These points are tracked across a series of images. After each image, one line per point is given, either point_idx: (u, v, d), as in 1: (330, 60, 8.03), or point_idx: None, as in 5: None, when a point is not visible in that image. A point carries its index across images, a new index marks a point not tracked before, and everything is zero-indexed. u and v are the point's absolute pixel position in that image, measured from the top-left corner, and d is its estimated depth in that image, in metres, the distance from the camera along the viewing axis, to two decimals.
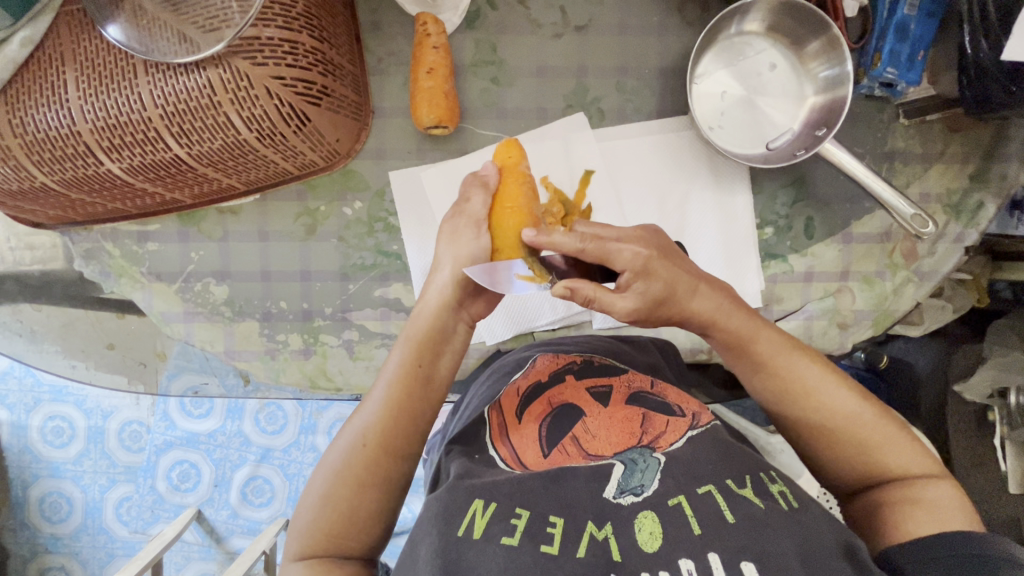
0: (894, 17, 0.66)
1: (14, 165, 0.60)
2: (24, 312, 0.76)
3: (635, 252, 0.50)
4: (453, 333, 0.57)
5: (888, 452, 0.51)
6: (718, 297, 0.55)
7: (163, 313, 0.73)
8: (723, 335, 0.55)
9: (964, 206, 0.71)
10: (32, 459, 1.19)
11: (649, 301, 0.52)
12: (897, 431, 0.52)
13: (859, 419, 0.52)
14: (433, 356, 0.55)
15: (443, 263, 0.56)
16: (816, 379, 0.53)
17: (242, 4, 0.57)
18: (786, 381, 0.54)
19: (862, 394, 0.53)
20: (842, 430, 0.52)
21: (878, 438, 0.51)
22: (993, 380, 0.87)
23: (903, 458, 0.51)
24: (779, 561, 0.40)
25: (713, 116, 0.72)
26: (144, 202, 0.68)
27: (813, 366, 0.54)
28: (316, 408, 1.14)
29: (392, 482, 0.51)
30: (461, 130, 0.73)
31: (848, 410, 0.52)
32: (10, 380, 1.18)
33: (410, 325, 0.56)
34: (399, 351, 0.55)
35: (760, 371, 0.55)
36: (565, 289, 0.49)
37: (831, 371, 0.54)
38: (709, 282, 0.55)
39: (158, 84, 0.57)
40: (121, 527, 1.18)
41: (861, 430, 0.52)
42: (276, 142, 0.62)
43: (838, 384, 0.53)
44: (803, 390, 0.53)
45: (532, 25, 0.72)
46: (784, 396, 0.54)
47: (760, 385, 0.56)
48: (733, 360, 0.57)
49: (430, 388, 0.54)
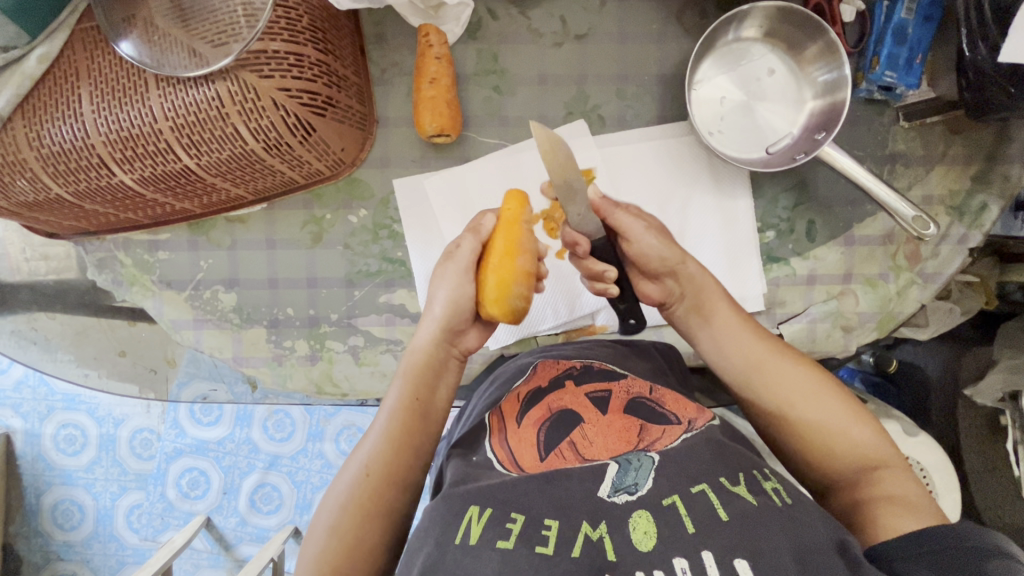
0: (892, 21, 0.67)
1: (30, 177, 0.62)
2: (40, 321, 0.78)
3: None
4: (447, 366, 0.60)
5: (850, 428, 0.54)
6: (694, 277, 0.62)
7: (173, 320, 0.74)
8: (693, 305, 0.63)
9: (967, 208, 0.71)
10: (45, 467, 1.21)
11: None
12: (857, 411, 0.55)
13: (820, 395, 0.56)
14: (429, 388, 0.58)
15: (436, 299, 0.59)
16: (779, 357, 0.59)
17: (250, 18, 0.59)
18: (753, 359, 0.59)
19: (821, 373, 0.58)
20: (810, 406, 0.56)
21: (841, 414, 0.55)
22: (1003, 383, 0.84)
23: (863, 435, 0.54)
24: (773, 559, 0.40)
25: (713, 121, 0.73)
26: (155, 211, 0.70)
27: (776, 349, 0.60)
28: (324, 415, 1.15)
29: (397, 495, 0.53)
30: (463, 138, 0.74)
31: (811, 385, 0.57)
32: (24, 389, 1.20)
33: (405, 360, 0.59)
34: (396, 384, 0.57)
35: (730, 345, 0.61)
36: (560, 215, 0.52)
37: (792, 353, 0.59)
38: (686, 267, 0.62)
39: (168, 97, 0.59)
40: (132, 534, 1.19)
41: (826, 406, 0.56)
42: (282, 152, 0.64)
43: (799, 363, 0.58)
44: (768, 365, 0.58)
45: (533, 34, 0.74)
46: (753, 371, 0.59)
47: (729, 364, 0.60)
48: (703, 334, 0.63)
49: (428, 419, 0.56)
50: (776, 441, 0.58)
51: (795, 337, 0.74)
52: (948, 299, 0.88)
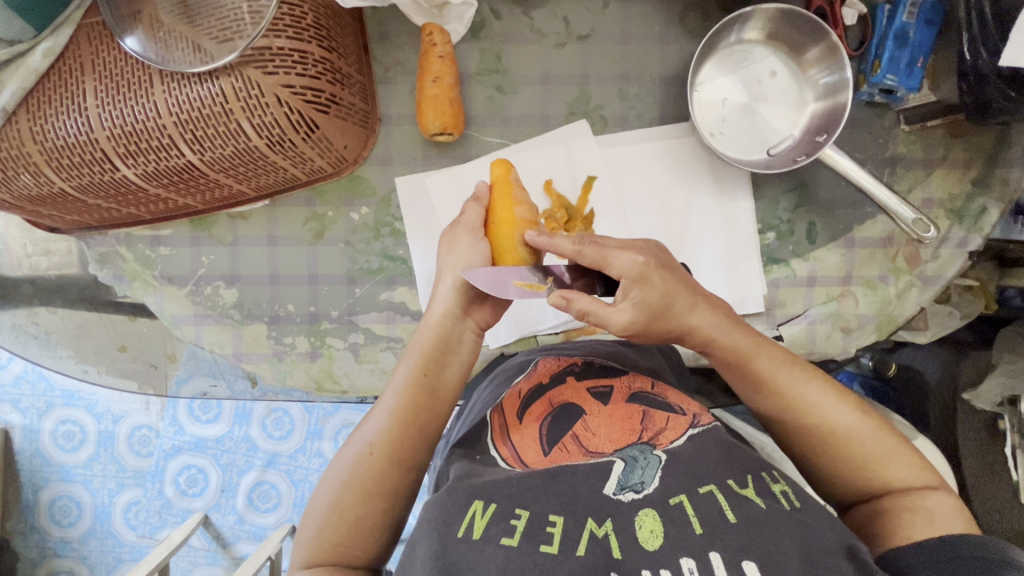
0: (894, 24, 0.68)
1: (34, 171, 0.62)
2: (41, 316, 0.78)
3: (631, 260, 0.51)
4: (460, 341, 0.59)
5: (887, 465, 0.52)
6: (718, 316, 0.56)
7: (174, 316, 0.74)
8: (723, 351, 0.57)
9: (967, 211, 0.71)
10: (43, 463, 1.21)
11: (646, 313, 0.53)
12: (896, 444, 0.53)
13: (860, 435, 0.53)
14: (439, 364, 0.57)
15: (445, 272, 0.59)
16: (815, 395, 0.54)
17: (255, 15, 0.59)
18: (788, 400, 0.55)
19: (860, 407, 0.54)
20: (845, 442, 0.53)
21: (877, 452, 0.52)
22: (1003, 387, 0.87)
23: (902, 471, 0.52)
24: (779, 559, 0.40)
25: (714, 122, 0.73)
26: (157, 207, 0.70)
27: (812, 382, 0.55)
28: (323, 413, 1.15)
29: (397, 493, 0.53)
30: (465, 136, 0.74)
31: (848, 423, 0.53)
32: (23, 385, 1.20)
33: (416, 337, 0.59)
34: (405, 362, 0.57)
35: (762, 388, 0.56)
36: (560, 298, 0.52)
37: (830, 387, 0.55)
38: (707, 300, 0.56)
39: (173, 92, 0.59)
40: (129, 531, 1.19)
41: (863, 442, 0.53)
42: (285, 148, 0.64)
43: (837, 398, 0.54)
44: (804, 405, 0.54)
45: (536, 34, 0.74)
46: (787, 413, 0.55)
47: (762, 403, 0.57)
48: (734, 375, 0.58)
49: (435, 398, 0.56)
50: (806, 470, 0.57)
51: (795, 339, 0.74)
52: (948, 303, 0.89)
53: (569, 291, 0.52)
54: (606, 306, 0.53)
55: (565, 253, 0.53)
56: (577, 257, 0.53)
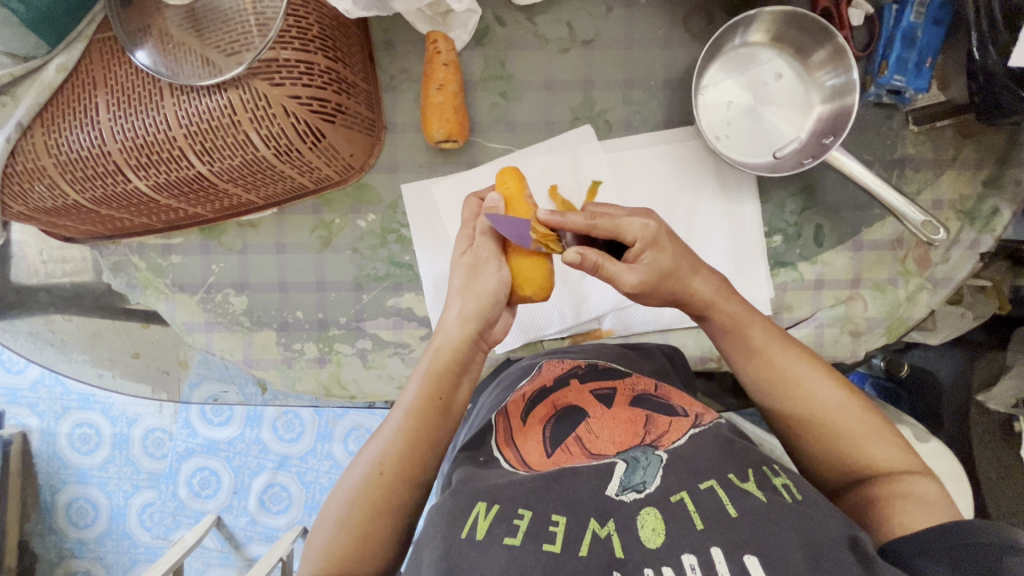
0: (902, 24, 0.67)
1: (48, 183, 0.63)
2: (55, 323, 0.79)
3: (643, 224, 0.54)
4: (471, 362, 0.59)
5: (871, 444, 0.52)
6: (716, 283, 0.58)
7: (185, 323, 0.75)
8: (720, 316, 0.57)
9: (978, 212, 0.70)
10: (60, 465, 1.23)
11: (657, 274, 0.55)
12: (880, 425, 0.53)
13: (845, 411, 0.53)
14: (452, 385, 0.57)
15: (456, 295, 0.59)
16: (805, 369, 0.55)
17: (262, 27, 0.61)
18: (778, 370, 0.56)
19: (847, 385, 0.55)
20: (829, 421, 0.53)
21: (863, 429, 0.53)
22: (1018, 389, 0.85)
23: (886, 451, 0.52)
24: (784, 554, 0.40)
25: (719, 125, 0.73)
26: (169, 216, 0.71)
27: (801, 359, 0.56)
28: (333, 416, 1.17)
29: (404, 501, 0.53)
30: (470, 143, 0.75)
31: (834, 400, 0.54)
32: (41, 389, 1.22)
33: (427, 358, 0.58)
34: (416, 383, 0.56)
35: (755, 358, 0.57)
36: (577, 255, 0.51)
37: (819, 364, 0.56)
38: (715, 282, 0.58)
39: (182, 105, 0.60)
40: (144, 532, 1.21)
41: (847, 421, 0.53)
42: (293, 158, 0.65)
43: (824, 375, 0.55)
44: (792, 379, 0.55)
45: (539, 40, 0.74)
46: (776, 383, 0.55)
47: (751, 373, 0.57)
48: (728, 344, 0.58)
49: (447, 416, 0.56)
50: (794, 452, 0.56)
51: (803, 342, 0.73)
52: (960, 304, 0.87)
53: (583, 247, 0.52)
54: (619, 266, 0.54)
55: (576, 228, 0.54)
56: (588, 231, 0.55)
